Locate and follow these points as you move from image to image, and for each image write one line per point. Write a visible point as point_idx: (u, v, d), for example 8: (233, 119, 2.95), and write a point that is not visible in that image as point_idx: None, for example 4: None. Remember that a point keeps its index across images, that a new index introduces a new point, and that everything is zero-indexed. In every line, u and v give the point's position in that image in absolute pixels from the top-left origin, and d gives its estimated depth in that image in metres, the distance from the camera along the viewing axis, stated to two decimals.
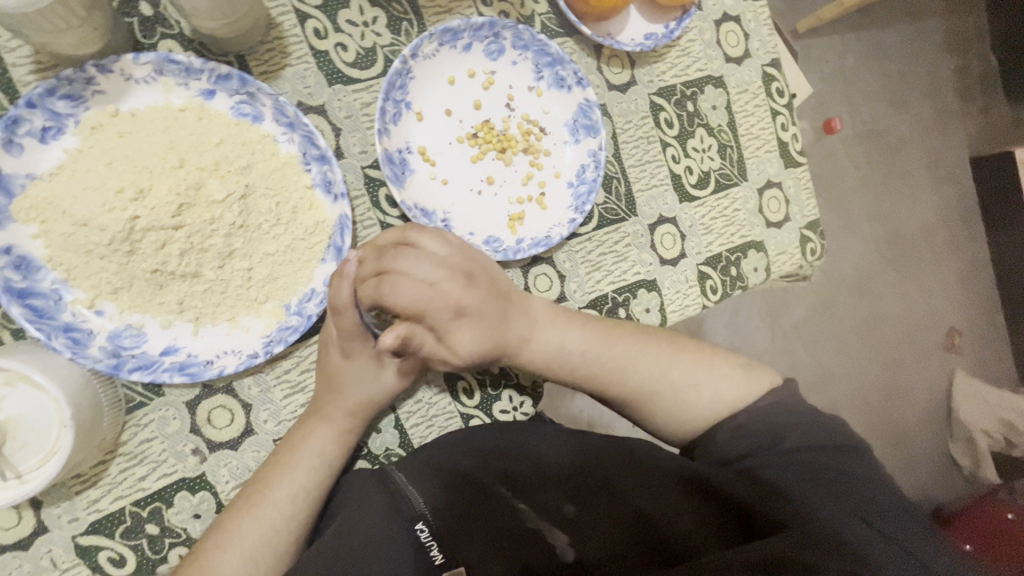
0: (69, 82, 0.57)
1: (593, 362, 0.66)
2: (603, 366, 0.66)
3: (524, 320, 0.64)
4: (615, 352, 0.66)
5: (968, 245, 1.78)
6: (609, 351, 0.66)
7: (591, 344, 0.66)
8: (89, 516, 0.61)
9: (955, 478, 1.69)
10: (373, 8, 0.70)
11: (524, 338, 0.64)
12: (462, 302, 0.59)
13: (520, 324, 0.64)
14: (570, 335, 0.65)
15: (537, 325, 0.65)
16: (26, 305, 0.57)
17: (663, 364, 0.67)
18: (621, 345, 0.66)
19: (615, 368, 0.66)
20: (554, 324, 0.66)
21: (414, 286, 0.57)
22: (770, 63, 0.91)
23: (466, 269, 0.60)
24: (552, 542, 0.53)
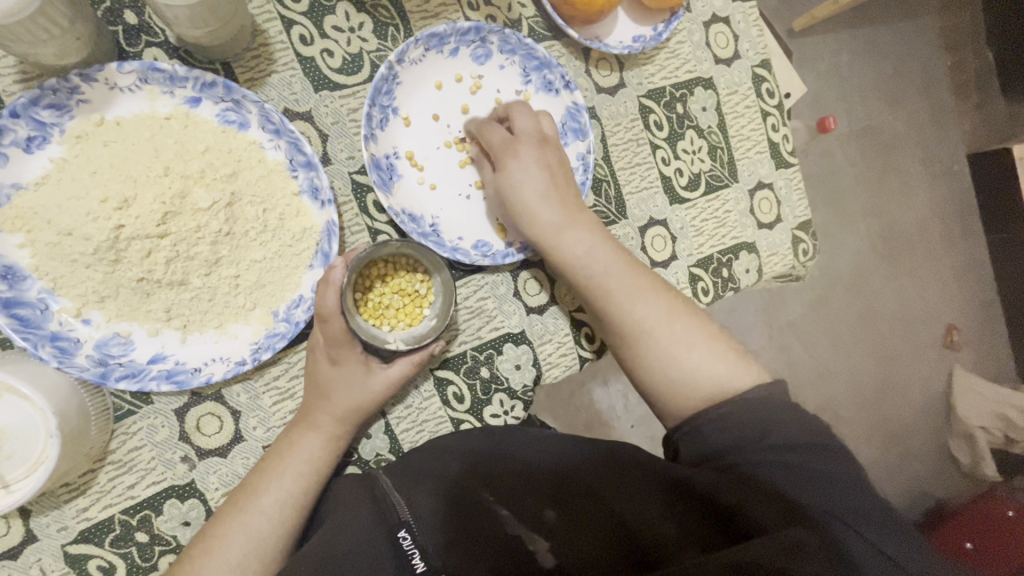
0: (53, 92, 0.57)
1: (614, 279, 0.68)
2: (616, 288, 0.67)
3: (566, 216, 0.69)
4: (639, 278, 0.69)
5: (965, 243, 1.77)
6: (625, 279, 0.68)
7: (617, 264, 0.69)
8: (78, 525, 0.61)
9: (953, 476, 1.69)
10: (359, 14, 0.70)
11: (562, 226, 0.69)
12: (549, 187, 0.69)
13: (565, 211, 0.69)
14: (602, 250, 0.69)
15: (573, 226, 0.69)
16: (12, 315, 0.57)
17: (667, 321, 0.67)
18: (644, 278, 0.68)
19: (623, 294, 0.67)
20: (587, 234, 0.69)
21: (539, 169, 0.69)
22: (760, 64, 0.91)
23: (553, 169, 0.70)
24: (531, 548, 0.54)
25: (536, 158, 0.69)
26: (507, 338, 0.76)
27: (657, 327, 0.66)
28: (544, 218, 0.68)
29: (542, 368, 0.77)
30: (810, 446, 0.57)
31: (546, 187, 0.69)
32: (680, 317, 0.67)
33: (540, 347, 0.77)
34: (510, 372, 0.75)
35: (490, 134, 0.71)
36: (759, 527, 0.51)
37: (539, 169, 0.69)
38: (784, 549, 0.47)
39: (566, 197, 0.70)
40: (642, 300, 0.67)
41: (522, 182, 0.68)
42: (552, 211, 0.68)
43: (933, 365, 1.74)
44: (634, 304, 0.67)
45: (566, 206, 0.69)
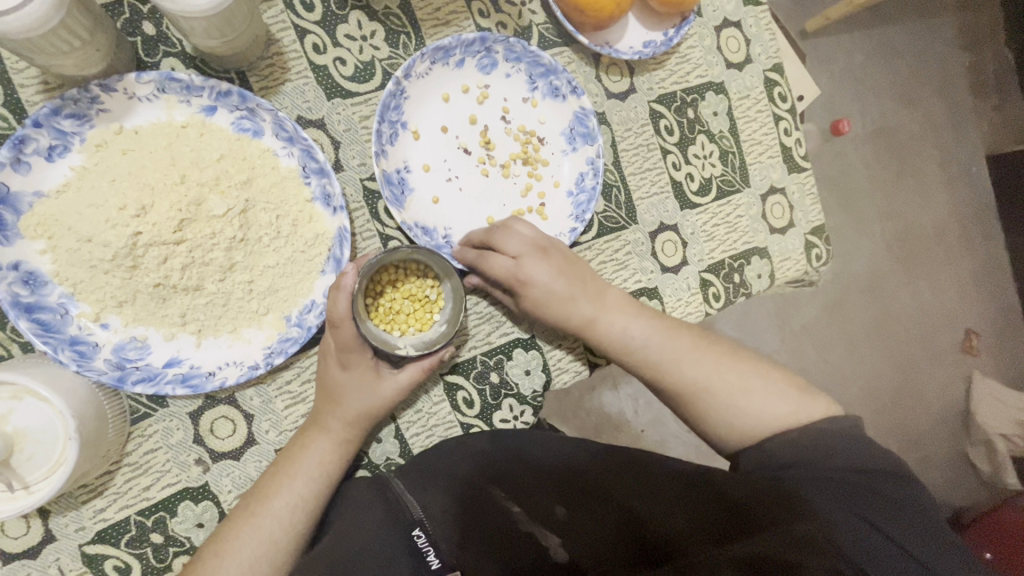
0: (74, 102, 0.59)
1: (654, 350, 0.69)
2: (665, 360, 0.68)
3: (596, 305, 0.71)
4: (677, 345, 0.69)
5: (984, 247, 1.74)
6: (671, 343, 0.69)
7: (657, 339, 0.69)
8: (95, 526, 0.62)
9: (971, 483, 1.67)
10: (370, 22, 0.71)
11: (596, 319, 0.71)
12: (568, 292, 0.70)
13: (592, 301, 0.71)
14: (638, 328, 0.70)
15: (605, 309, 0.71)
16: (33, 320, 0.59)
17: (709, 369, 0.67)
18: (681, 341, 0.69)
19: (674, 359, 0.68)
20: (622, 311, 0.71)
21: (550, 282, 0.70)
22: (773, 68, 0.90)
23: (566, 267, 0.71)
24: (544, 544, 0.54)
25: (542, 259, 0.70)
26: (517, 343, 0.76)
27: (712, 375, 0.67)
28: (578, 313, 0.70)
29: (552, 374, 0.77)
30: (817, 456, 0.57)
31: (570, 289, 0.70)
32: (730, 359, 0.68)
33: (549, 352, 0.77)
34: (520, 377, 0.75)
35: (500, 240, 0.71)
36: (764, 521, 0.50)
37: (557, 273, 0.70)
38: (793, 542, 0.47)
39: (586, 288, 0.71)
40: (690, 355, 0.68)
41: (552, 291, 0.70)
42: (586, 312, 0.70)
43: (951, 371, 1.71)
44: (676, 366, 0.68)
45: (595, 294, 0.71)
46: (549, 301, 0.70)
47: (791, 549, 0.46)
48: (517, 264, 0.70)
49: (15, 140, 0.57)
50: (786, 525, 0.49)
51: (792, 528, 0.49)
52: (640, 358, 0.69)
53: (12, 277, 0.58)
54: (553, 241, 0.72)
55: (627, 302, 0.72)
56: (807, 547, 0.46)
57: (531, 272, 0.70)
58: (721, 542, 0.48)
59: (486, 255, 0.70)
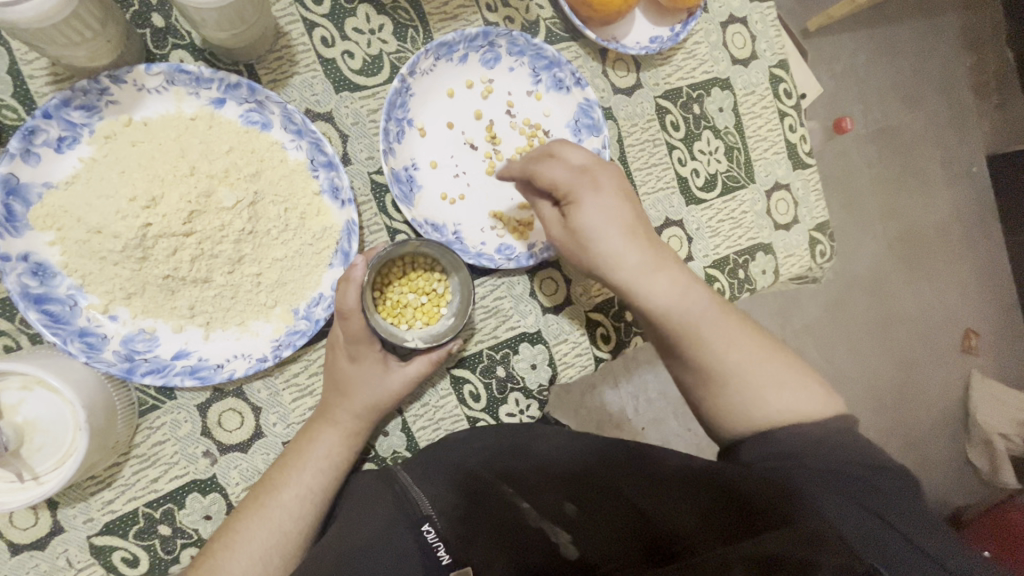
0: (83, 93, 0.59)
1: (705, 328, 0.63)
2: (709, 339, 0.63)
3: (650, 261, 0.63)
4: (730, 331, 0.64)
5: (985, 245, 1.75)
6: (713, 314, 0.64)
7: (704, 309, 0.63)
8: (104, 517, 0.62)
9: (971, 481, 1.67)
10: (379, 16, 0.71)
11: (648, 269, 0.63)
12: (626, 243, 0.63)
13: (649, 254, 0.63)
14: (691, 292, 0.64)
15: (661, 266, 0.64)
16: (42, 311, 0.59)
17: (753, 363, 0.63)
18: (736, 328, 0.64)
19: (716, 334, 0.63)
20: (677, 272, 0.64)
21: (601, 215, 0.62)
22: (778, 64, 0.91)
23: (631, 227, 0.63)
24: (554, 541, 0.54)
25: (595, 190, 0.63)
26: (523, 337, 0.76)
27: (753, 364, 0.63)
28: (628, 261, 0.63)
29: (558, 368, 0.77)
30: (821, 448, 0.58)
31: (626, 224, 0.63)
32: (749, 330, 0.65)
33: (555, 346, 0.77)
34: (526, 372, 0.76)
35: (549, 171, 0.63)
36: (775, 521, 0.50)
37: (613, 210, 0.63)
38: (803, 542, 0.47)
39: (645, 234, 0.65)
40: (729, 344, 0.63)
41: (598, 227, 0.62)
42: (637, 261, 0.63)
43: (952, 369, 1.71)
44: (724, 350, 0.63)
45: (653, 247, 0.64)
46: (600, 232, 0.62)
47: (801, 548, 0.46)
48: (571, 185, 0.63)
49: (25, 131, 0.57)
50: (794, 523, 0.49)
51: (801, 526, 0.49)
52: (682, 327, 0.63)
53: (22, 268, 0.58)
54: (619, 180, 0.65)
55: (678, 263, 0.65)
56: (818, 545, 0.47)
57: (578, 195, 0.63)
58: (731, 542, 0.49)
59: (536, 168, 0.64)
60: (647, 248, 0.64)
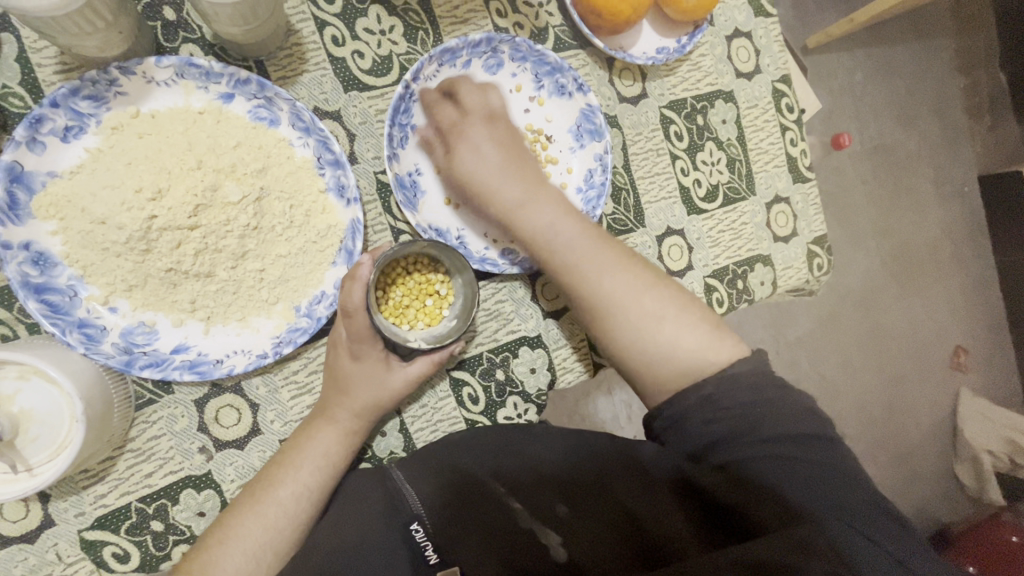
0: (92, 83, 0.59)
1: (577, 259, 0.66)
2: (577, 265, 0.66)
3: (528, 191, 0.68)
4: (595, 259, 0.66)
5: (975, 263, 1.77)
6: (596, 250, 0.66)
7: (586, 237, 0.67)
8: (95, 511, 0.61)
9: (957, 497, 1.69)
10: (390, 18, 0.72)
11: (524, 200, 0.67)
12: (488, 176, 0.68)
13: (524, 186, 0.68)
14: (562, 220, 0.67)
15: (529, 200, 0.67)
16: (42, 300, 0.58)
17: (637, 287, 0.65)
18: (602, 257, 0.66)
19: (589, 266, 0.65)
20: (547, 204, 0.67)
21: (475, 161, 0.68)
22: (781, 79, 0.92)
23: (507, 150, 0.69)
24: (543, 542, 0.56)
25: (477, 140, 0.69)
26: (523, 340, 0.76)
27: (631, 292, 0.65)
28: (503, 196, 0.68)
29: (557, 373, 0.77)
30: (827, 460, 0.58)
31: (502, 159, 0.69)
32: (652, 283, 0.66)
33: (554, 351, 0.77)
34: (525, 375, 0.76)
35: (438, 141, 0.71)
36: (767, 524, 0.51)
37: (494, 147, 0.69)
38: (792, 545, 0.47)
39: (520, 170, 0.69)
40: (613, 267, 0.66)
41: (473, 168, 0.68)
42: (518, 190, 0.68)
43: (941, 385, 1.73)
44: (597, 277, 0.65)
45: (527, 180, 0.68)
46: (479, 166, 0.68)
47: (790, 552, 0.47)
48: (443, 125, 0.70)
49: (32, 119, 0.57)
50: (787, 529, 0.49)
51: (793, 532, 0.49)
52: (550, 257, 0.67)
53: (22, 256, 0.58)
54: (509, 122, 0.72)
55: (564, 202, 0.69)
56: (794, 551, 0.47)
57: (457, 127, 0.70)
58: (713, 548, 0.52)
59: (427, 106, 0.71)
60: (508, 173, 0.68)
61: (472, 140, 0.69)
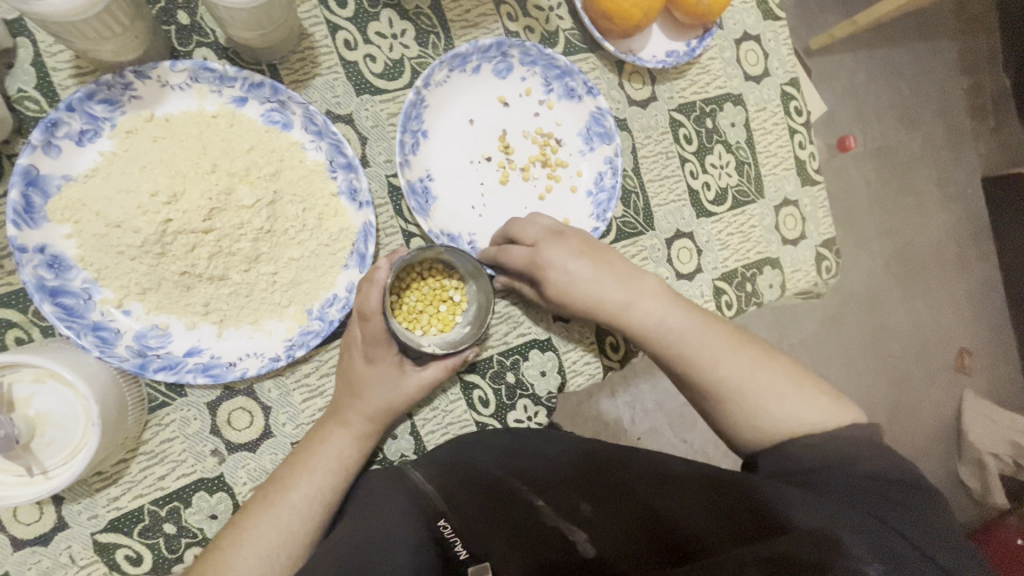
0: (108, 87, 0.59)
1: (694, 343, 0.66)
2: (698, 355, 0.66)
3: (630, 291, 0.68)
4: (707, 343, 0.66)
5: (980, 266, 1.77)
6: (708, 338, 0.66)
7: (692, 329, 0.67)
8: (108, 514, 0.61)
9: (963, 500, 1.69)
10: (402, 21, 0.72)
11: (630, 302, 0.68)
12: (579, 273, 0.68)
13: (624, 285, 0.68)
14: (673, 318, 0.67)
15: (637, 297, 0.68)
16: (57, 303, 0.58)
17: (749, 366, 0.65)
18: (716, 337, 0.67)
19: (706, 354, 0.65)
20: (654, 299, 0.68)
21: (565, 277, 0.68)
22: (789, 82, 0.92)
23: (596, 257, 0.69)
24: (571, 539, 0.54)
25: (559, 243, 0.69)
26: (534, 344, 0.76)
27: (747, 374, 0.65)
28: (611, 301, 0.68)
29: (567, 376, 0.77)
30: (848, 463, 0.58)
31: (597, 285, 0.68)
32: (763, 359, 0.66)
33: (565, 354, 0.77)
34: (535, 378, 0.76)
35: (511, 252, 0.69)
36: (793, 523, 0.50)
37: (580, 257, 0.69)
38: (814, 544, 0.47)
39: (613, 277, 0.69)
40: (728, 351, 0.66)
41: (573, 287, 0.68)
42: (625, 290, 0.68)
43: (947, 388, 1.73)
44: (712, 365, 0.65)
45: (625, 280, 0.69)
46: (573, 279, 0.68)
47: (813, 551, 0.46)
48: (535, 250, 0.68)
49: (47, 123, 0.57)
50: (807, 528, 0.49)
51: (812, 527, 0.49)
52: (671, 352, 0.67)
53: (37, 259, 0.58)
54: (578, 230, 0.71)
55: (665, 290, 0.69)
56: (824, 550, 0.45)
57: (549, 259, 0.68)
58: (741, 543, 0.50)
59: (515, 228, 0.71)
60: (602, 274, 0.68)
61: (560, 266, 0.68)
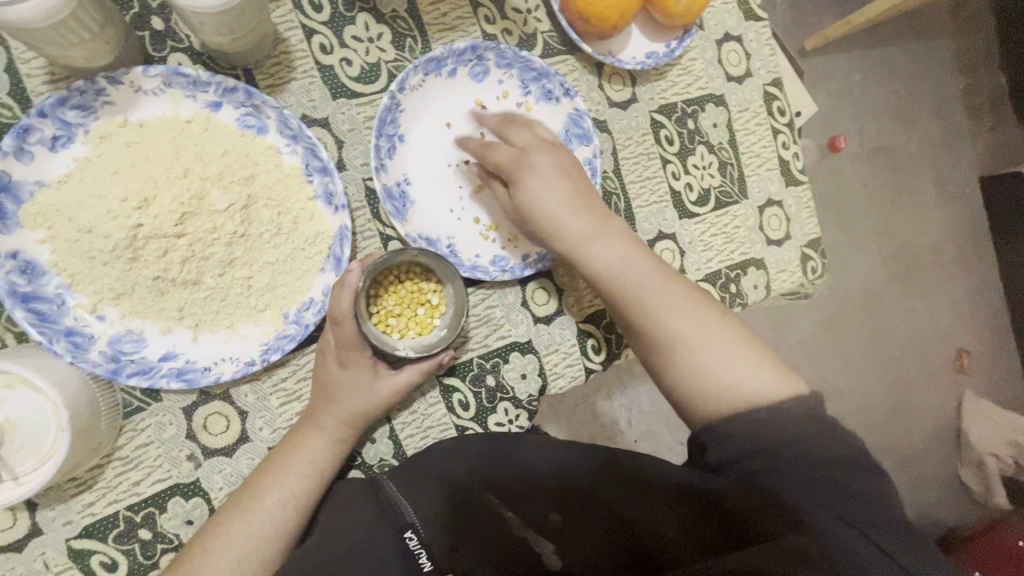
0: (80, 93, 0.59)
1: (643, 288, 0.61)
2: (651, 304, 0.61)
3: (596, 229, 0.64)
4: (660, 297, 0.61)
5: (976, 265, 1.76)
6: (662, 288, 0.61)
7: (648, 276, 0.62)
8: (83, 520, 0.61)
9: (961, 501, 1.68)
10: (377, 25, 0.72)
11: (592, 237, 0.63)
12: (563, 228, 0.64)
13: (592, 223, 0.64)
14: (630, 258, 0.63)
15: (599, 234, 0.63)
16: (29, 309, 0.59)
17: (703, 326, 0.60)
18: (673, 290, 0.61)
19: (657, 305, 0.61)
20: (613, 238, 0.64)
21: (547, 204, 0.64)
22: (772, 82, 0.92)
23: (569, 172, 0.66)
24: (538, 550, 0.56)
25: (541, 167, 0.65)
26: (514, 346, 0.76)
27: (700, 329, 0.60)
28: (570, 234, 0.64)
29: (548, 379, 0.77)
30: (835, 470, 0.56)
31: (569, 183, 0.65)
32: (721, 322, 0.61)
33: (546, 356, 0.77)
34: (515, 381, 0.75)
35: (497, 156, 0.67)
36: (760, 531, 0.50)
37: (560, 178, 0.65)
38: (780, 557, 0.47)
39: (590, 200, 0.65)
40: (679, 307, 0.61)
41: (545, 198, 0.64)
42: (592, 227, 0.63)
43: (943, 390, 1.72)
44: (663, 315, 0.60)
45: (595, 216, 0.64)
46: (549, 198, 0.64)
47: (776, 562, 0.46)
48: (524, 149, 0.66)
49: (19, 129, 0.57)
50: (776, 539, 0.49)
51: (782, 541, 0.48)
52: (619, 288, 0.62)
53: (10, 265, 0.58)
54: (568, 153, 0.68)
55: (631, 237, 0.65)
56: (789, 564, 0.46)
57: (529, 163, 0.65)
58: (709, 555, 0.50)
59: (485, 151, 0.68)
60: (579, 205, 0.64)
61: (536, 175, 0.64)
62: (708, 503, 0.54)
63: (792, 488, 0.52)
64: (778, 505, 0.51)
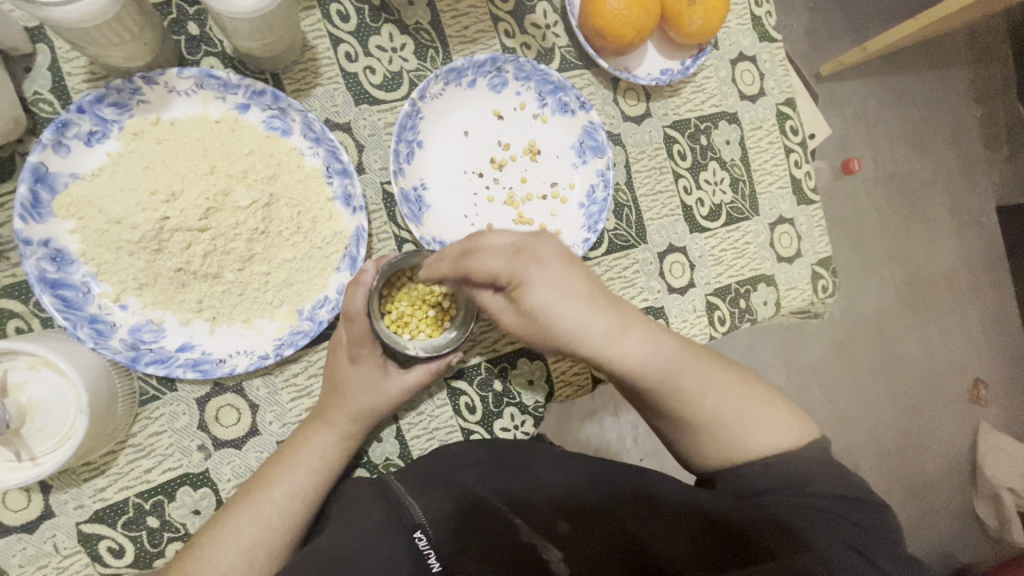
0: (117, 92, 0.62)
1: (683, 377, 0.58)
2: (683, 387, 0.58)
3: (615, 325, 0.55)
4: (688, 380, 0.58)
5: (992, 293, 1.74)
6: (687, 371, 0.58)
7: (678, 361, 0.58)
8: (94, 504, 0.63)
9: (975, 535, 1.63)
10: (401, 36, 0.75)
11: (615, 335, 0.54)
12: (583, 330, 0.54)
13: (612, 316, 0.55)
14: (660, 346, 0.57)
15: (621, 332, 0.55)
16: (56, 295, 0.61)
17: (728, 404, 0.60)
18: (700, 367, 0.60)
19: (690, 388, 0.58)
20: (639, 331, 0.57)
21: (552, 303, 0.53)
22: (785, 102, 0.93)
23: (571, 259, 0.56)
24: (546, 557, 0.55)
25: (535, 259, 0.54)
26: (522, 352, 0.76)
27: (725, 403, 0.60)
28: (595, 334, 0.54)
29: (554, 386, 0.77)
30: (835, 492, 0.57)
31: (584, 297, 0.54)
32: (738, 383, 0.62)
33: (554, 363, 0.77)
34: (522, 387, 0.76)
35: (487, 261, 0.55)
36: (768, 551, 0.52)
37: (565, 270, 0.55)
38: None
39: (604, 294, 0.56)
40: (707, 388, 0.59)
41: (552, 303, 0.53)
42: (616, 319, 0.55)
43: (957, 419, 1.68)
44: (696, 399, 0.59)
45: (614, 306, 0.55)
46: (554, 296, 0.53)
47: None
48: (516, 245, 0.55)
49: (59, 123, 0.60)
50: (784, 560, 0.50)
51: (789, 561, 0.50)
52: (654, 385, 0.57)
53: (41, 253, 0.61)
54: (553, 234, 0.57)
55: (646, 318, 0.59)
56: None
57: (534, 255, 0.55)
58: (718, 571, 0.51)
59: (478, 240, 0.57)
60: (594, 299, 0.55)
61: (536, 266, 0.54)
62: (715, 522, 0.55)
63: (799, 515, 0.55)
64: (790, 534, 0.53)
